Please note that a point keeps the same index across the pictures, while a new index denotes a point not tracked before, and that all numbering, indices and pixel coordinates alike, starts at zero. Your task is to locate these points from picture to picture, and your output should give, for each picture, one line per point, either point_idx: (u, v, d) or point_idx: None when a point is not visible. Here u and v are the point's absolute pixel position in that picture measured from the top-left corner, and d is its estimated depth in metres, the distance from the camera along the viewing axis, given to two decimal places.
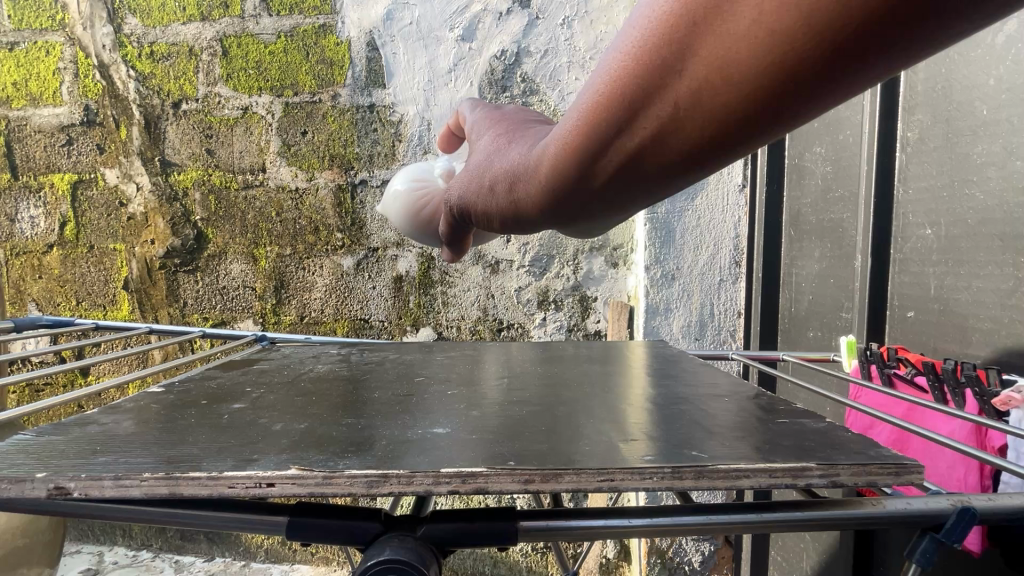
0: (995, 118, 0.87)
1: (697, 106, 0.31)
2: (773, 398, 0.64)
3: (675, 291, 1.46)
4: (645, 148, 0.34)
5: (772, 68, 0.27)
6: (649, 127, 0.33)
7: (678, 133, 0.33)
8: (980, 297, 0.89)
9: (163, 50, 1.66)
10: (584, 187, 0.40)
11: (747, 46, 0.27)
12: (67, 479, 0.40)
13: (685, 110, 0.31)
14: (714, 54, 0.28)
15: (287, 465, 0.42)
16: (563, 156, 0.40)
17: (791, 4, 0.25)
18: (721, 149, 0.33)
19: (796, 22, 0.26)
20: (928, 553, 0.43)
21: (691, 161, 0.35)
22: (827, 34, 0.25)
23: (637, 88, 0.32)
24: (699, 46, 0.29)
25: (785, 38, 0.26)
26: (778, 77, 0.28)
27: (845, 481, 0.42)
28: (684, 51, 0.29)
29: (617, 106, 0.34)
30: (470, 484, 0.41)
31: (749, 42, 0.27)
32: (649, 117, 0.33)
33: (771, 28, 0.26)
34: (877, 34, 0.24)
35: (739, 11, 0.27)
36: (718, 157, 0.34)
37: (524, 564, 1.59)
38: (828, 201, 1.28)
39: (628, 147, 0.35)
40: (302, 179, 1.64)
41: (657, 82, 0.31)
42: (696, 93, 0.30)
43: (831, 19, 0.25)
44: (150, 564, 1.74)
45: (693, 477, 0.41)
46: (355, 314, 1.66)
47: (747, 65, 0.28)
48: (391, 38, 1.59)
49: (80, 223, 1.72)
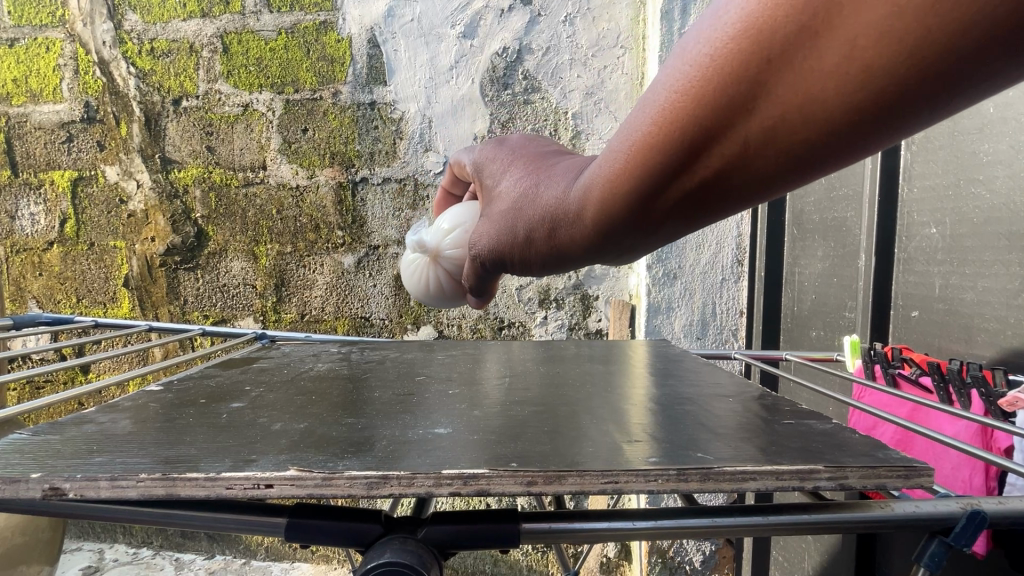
0: (1001, 116, 0.86)
1: (774, 133, 0.34)
2: (777, 398, 0.64)
3: (676, 289, 1.45)
4: (719, 170, 0.38)
5: (853, 101, 0.31)
6: (733, 147, 0.36)
7: (746, 158, 0.36)
8: (986, 297, 0.88)
9: (163, 47, 1.65)
10: (652, 204, 0.43)
11: (829, 82, 0.31)
12: (63, 479, 0.39)
13: (764, 136, 0.35)
14: (797, 88, 0.32)
15: (286, 465, 0.41)
16: (634, 176, 0.42)
17: (873, 45, 0.29)
18: (791, 169, 0.37)
19: (880, 59, 0.29)
20: (937, 557, 0.42)
21: (759, 180, 0.38)
22: (909, 70, 0.29)
23: (717, 117, 0.35)
24: (780, 81, 0.32)
25: (868, 74, 0.30)
26: (855, 109, 0.31)
27: (853, 483, 0.41)
28: (764, 86, 0.33)
29: (694, 131, 0.37)
30: (472, 486, 0.40)
31: (833, 78, 0.31)
32: (726, 143, 0.36)
33: (854, 65, 0.30)
34: (953, 70, 0.28)
35: (822, 50, 0.30)
36: (784, 177, 0.38)
37: (524, 563, 1.59)
38: (831, 200, 1.28)
39: (701, 168, 0.39)
40: (303, 176, 1.64)
41: (739, 111, 0.34)
42: (774, 122, 0.34)
43: (911, 57, 0.28)
44: (151, 561, 1.74)
45: (699, 479, 0.41)
46: (355, 313, 1.65)
47: (829, 98, 0.31)
48: (392, 35, 1.59)
49: (79, 221, 1.71)
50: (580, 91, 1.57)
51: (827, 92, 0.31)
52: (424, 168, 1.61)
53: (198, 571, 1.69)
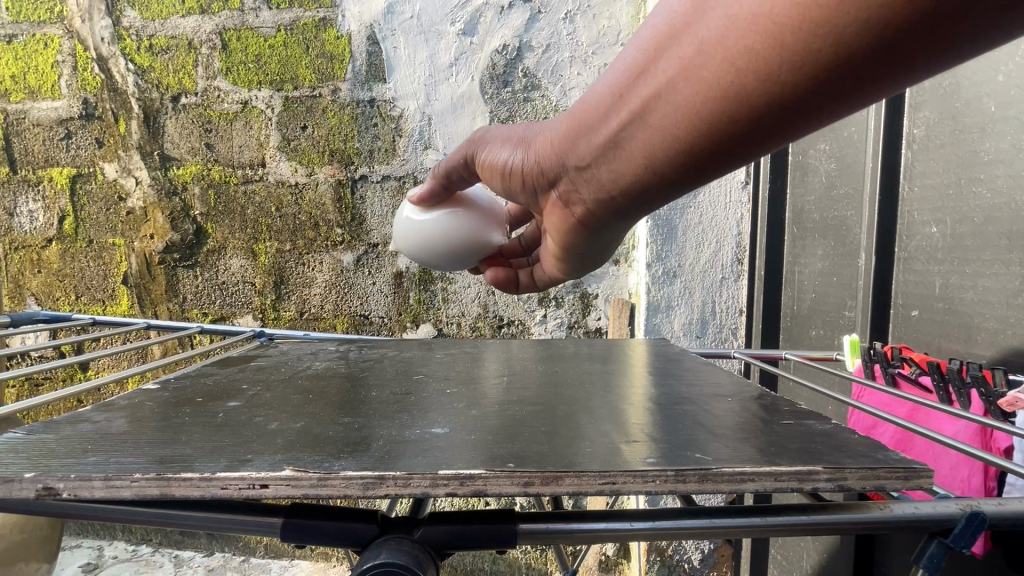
0: (1003, 115, 0.86)
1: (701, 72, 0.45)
2: (776, 398, 0.63)
3: (676, 288, 1.46)
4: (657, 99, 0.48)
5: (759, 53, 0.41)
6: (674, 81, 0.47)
7: (681, 94, 0.46)
8: (986, 296, 0.88)
9: (162, 44, 1.64)
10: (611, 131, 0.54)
11: (744, 35, 0.41)
12: (56, 479, 0.39)
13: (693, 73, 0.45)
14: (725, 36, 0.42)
15: (282, 465, 0.41)
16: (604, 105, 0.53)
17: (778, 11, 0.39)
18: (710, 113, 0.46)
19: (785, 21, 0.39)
20: (936, 558, 0.42)
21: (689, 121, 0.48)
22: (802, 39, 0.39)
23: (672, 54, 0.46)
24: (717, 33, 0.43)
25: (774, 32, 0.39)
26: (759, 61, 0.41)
27: (851, 484, 0.41)
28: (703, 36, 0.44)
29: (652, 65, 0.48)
30: (468, 487, 0.40)
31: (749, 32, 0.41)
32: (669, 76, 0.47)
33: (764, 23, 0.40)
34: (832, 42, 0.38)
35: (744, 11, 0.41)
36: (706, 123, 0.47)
37: (523, 561, 1.59)
38: (832, 199, 1.27)
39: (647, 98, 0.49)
40: (302, 174, 1.63)
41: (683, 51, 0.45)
42: (703, 60, 0.44)
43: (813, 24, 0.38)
44: (150, 558, 1.74)
45: (697, 480, 0.41)
46: (355, 311, 1.65)
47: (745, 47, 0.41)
48: (392, 32, 1.58)
49: (78, 218, 1.71)
50: (580, 89, 1.56)
51: (761, 33, 0.40)
52: (423, 166, 1.60)
53: (198, 569, 1.69)
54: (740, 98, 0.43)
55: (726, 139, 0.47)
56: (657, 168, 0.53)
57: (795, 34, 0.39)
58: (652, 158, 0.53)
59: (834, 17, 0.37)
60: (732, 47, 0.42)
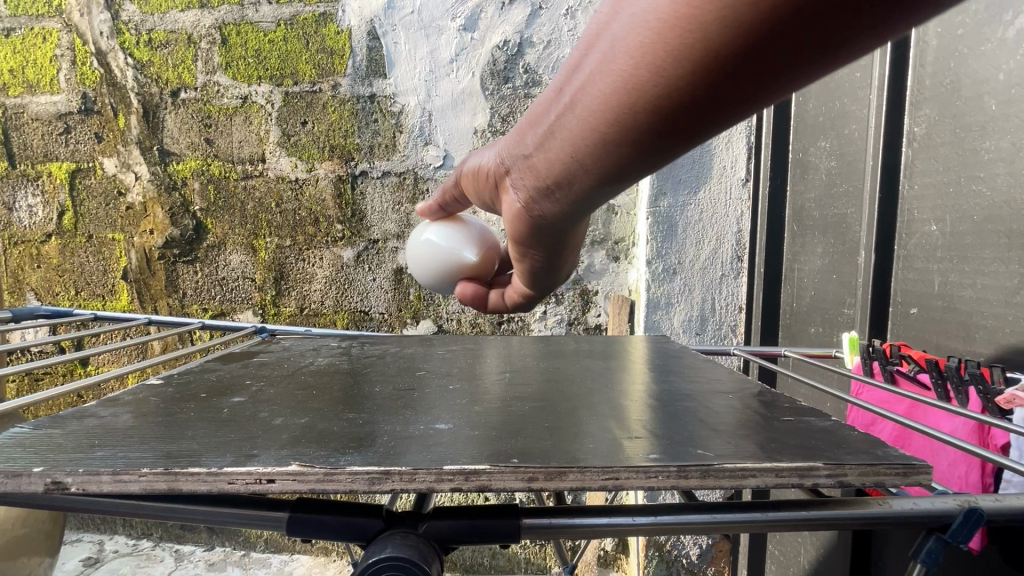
0: (1004, 113, 0.86)
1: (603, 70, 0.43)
2: (777, 395, 0.64)
3: (676, 285, 1.47)
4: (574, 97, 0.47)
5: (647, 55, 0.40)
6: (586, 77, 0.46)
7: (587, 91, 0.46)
8: (985, 294, 0.88)
9: (161, 37, 1.64)
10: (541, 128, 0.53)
11: (634, 33, 0.40)
12: (65, 474, 0.39)
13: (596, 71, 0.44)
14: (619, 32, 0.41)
15: (288, 461, 0.41)
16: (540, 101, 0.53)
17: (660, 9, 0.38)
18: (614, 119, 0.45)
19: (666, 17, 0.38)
20: (933, 553, 0.43)
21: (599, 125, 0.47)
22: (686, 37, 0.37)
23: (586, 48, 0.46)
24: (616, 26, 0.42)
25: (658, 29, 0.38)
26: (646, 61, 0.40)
27: (851, 480, 0.42)
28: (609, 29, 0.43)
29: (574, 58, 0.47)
30: (472, 482, 0.40)
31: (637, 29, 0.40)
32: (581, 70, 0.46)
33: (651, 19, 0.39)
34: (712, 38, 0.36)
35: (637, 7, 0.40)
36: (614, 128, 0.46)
37: (523, 556, 1.60)
38: (832, 196, 1.27)
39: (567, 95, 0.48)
40: (302, 169, 1.63)
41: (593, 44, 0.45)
42: (603, 58, 0.43)
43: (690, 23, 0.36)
44: (151, 552, 1.75)
45: (699, 476, 0.41)
46: (354, 307, 1.65)
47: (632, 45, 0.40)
48: (392, 27, 1.57)
49: (78, 213, 1.71)
50: None
51: (649, 30, 0.39)
52: (424, 161, 1.60)
53: (198, 563, 1.70)
54: (637, 100, 0.42)
55: (639, 134, 0.45)
56: (585, 165, 0.51)
57: (675, 30, 0.37)
58: (575, 158, 0.51)
59: (708, 8, 0.35)
60: (629, 47, 0.41)
